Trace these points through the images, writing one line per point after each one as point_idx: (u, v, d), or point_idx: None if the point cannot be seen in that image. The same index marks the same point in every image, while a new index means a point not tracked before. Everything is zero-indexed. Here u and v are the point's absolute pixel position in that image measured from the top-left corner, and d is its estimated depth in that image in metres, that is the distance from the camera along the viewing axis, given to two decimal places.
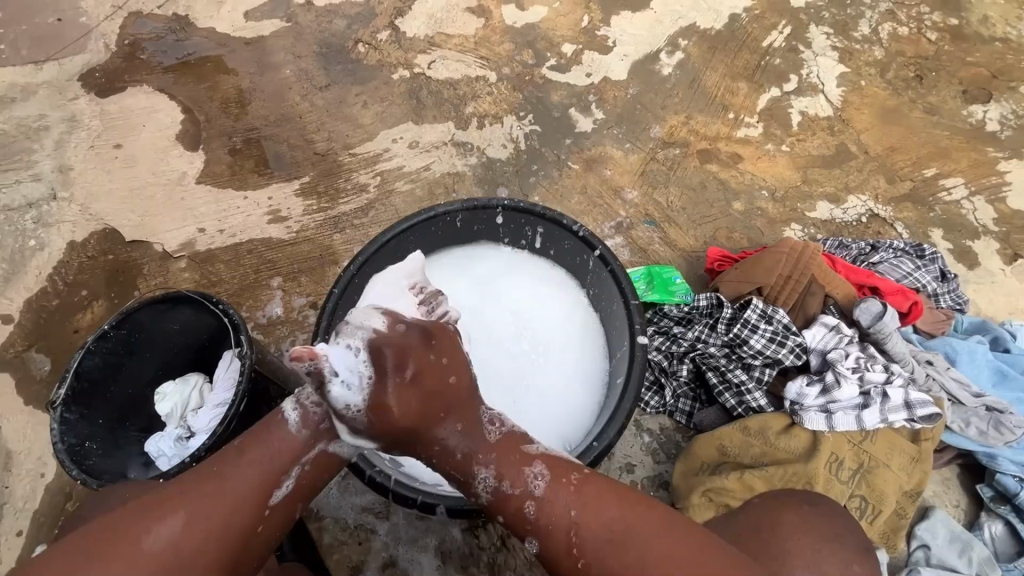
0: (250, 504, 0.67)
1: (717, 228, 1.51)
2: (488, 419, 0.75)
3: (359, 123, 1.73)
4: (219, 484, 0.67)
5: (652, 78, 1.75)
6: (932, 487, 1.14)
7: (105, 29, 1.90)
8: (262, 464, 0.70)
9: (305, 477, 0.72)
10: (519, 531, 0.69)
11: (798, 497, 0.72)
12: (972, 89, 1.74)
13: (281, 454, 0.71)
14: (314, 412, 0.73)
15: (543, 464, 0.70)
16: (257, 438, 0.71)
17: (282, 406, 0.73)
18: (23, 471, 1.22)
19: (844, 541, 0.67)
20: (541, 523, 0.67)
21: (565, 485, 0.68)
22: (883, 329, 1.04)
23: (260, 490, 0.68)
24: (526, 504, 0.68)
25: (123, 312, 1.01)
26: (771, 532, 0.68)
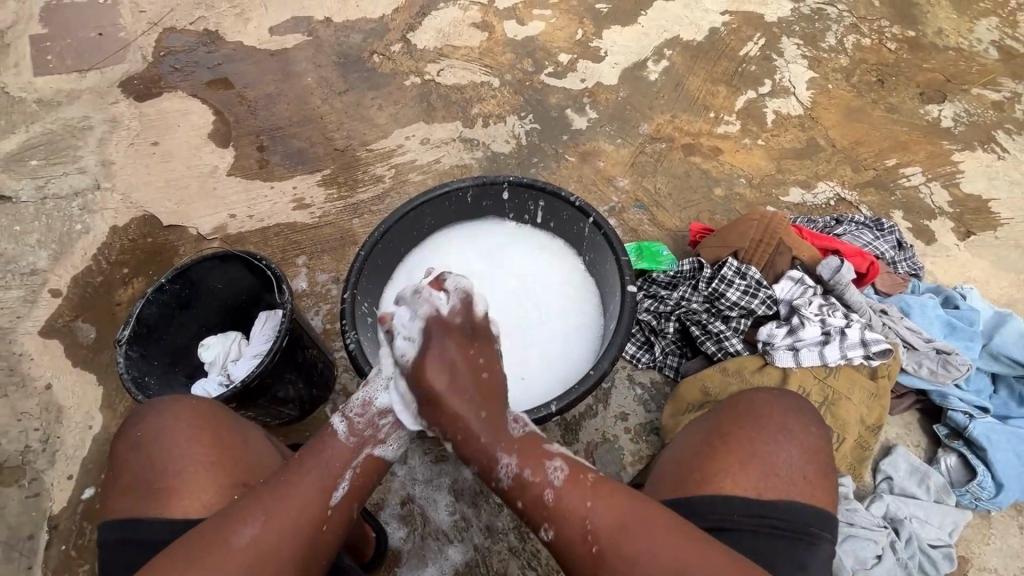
0: (316, 503, 0.76)
1: (701, 211, 1.67)
2: (549, 373, 0.88)
3: (375, 122, 1.90)
4: (285, 490, 0.76)
5: (640, 83, 1.94)
6: (895, 430, 1.26)
7: (143, 42, 2.09)
8: (315, 475, 0.78)
9: (357, 479, 0.81)
10: (538, 517, 0.77)
11: (767, 389, 0.90)
12: (928, 91, 1.93)
13: (336, 462, 0.80)
14: (359, 423, 0.84)
15: (584, 414, 0.83)
16: (313, 449, 0.80)
17: (331, 420, 0.84)
18: (73, 423, 1.35)
19: (806, 418, 0.86)
20: (568, 460, 0.79)
21: (583, 481, 0.77)
22: (842, 280, 1.21)
23: (322, 493, 0.77)
24: (559, 440, 0.81)
25: (178, 268, 1.15)
26: (749, 408, 0.87)
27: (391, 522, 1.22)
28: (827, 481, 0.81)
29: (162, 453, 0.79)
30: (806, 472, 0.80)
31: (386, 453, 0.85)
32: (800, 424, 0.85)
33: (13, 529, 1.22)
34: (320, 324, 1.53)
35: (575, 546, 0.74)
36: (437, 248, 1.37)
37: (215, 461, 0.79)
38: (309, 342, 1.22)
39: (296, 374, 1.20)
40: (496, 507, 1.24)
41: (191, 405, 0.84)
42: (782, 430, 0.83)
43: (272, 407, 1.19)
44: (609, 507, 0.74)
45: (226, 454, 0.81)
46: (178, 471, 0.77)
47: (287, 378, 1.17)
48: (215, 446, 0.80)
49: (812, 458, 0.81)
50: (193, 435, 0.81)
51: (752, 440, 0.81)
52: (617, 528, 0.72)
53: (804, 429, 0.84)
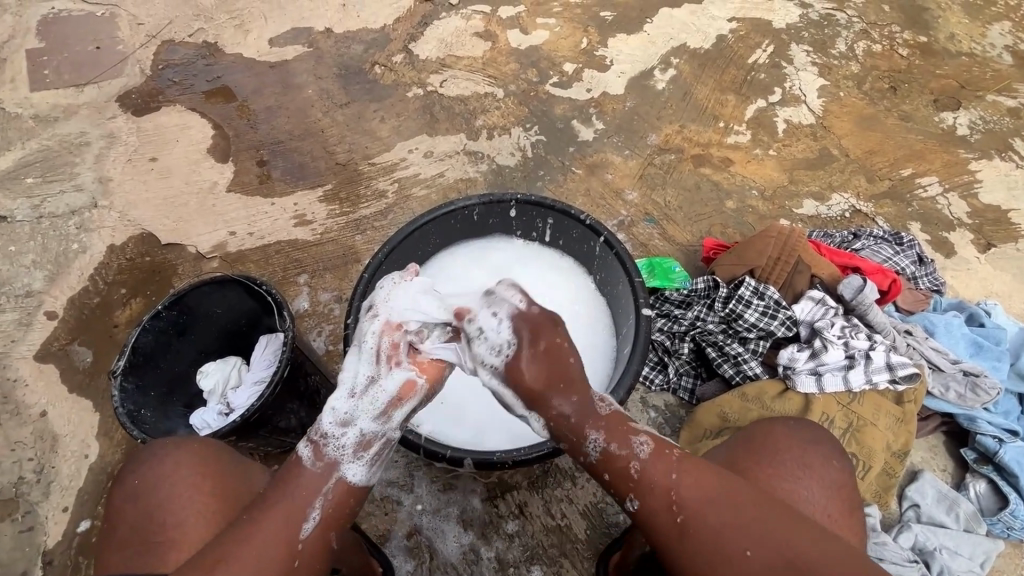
0: (277, 544, 0.71)
1: (712, 224, 1.63)
2: (600, 397, 0.80)
3: (377, 135, 1.86)
4: (245, 533, 0.71)
5: (648, 93, 1.90)
6: (920, 454, 1.22)
7: (141, 55, 2.06)
8: (283, 506, 0.74)
9: (327, 508, 0.76)
10: (622, 490, 0.75)
11: (783, 417, 0.84)
12: (942, 98, 1.88)
13: (303, 490, 0.75)
14: (326, 447, 0.78)
15: (647, 437, 0.77)
16: (280, 484, 0.76)
17: (296, 447, 0.79)
18: (69, 452, 1.31)
19: (826, 449, 0.80)
20: (643, 483, 0.74)
21: (667, 456, 0.75)
22: (865, 301, 1.17)
23: (290, 529, 0.72)
24: (631, 463, 0.75)
25: (176, 294, 1.12)
26: (765, 440, 0.81)
27: (398, 555, 1.17)
28: (852, 520, 0.77)
29: (161, 501, 0.76)
30: (827, 512, 0.76)
31: (357, 476, 0.79)
32: (821, 456, 0.79)
33: (6, 565, 1.18)
34: (323, 345, 1.49)
35: (659, 515, 0.72)
36: (443, 268, 1.33)
37: (213, 510, 0.77)
38: (311, 368, 1.17)
39: (298, 402, 1.16)
40: (507, 538, 1.19)
41: (194, 446, 0.82)
42: (802, 466, 0.78)
43: (273, 437, 1.14)
44: (696, 480, 0.72)
45: (225, 502, 0.78)
46: (176, 522, 0.75)
47: (289, 407, 1.13)
48: (216, 493, 0.78)
49: (834, 496, 0.77)
50: (193, 482, 0.78)
51: (769, 478, 0.77)
52: (707, 501, 0.70)
53: (826, 463, 0.79)
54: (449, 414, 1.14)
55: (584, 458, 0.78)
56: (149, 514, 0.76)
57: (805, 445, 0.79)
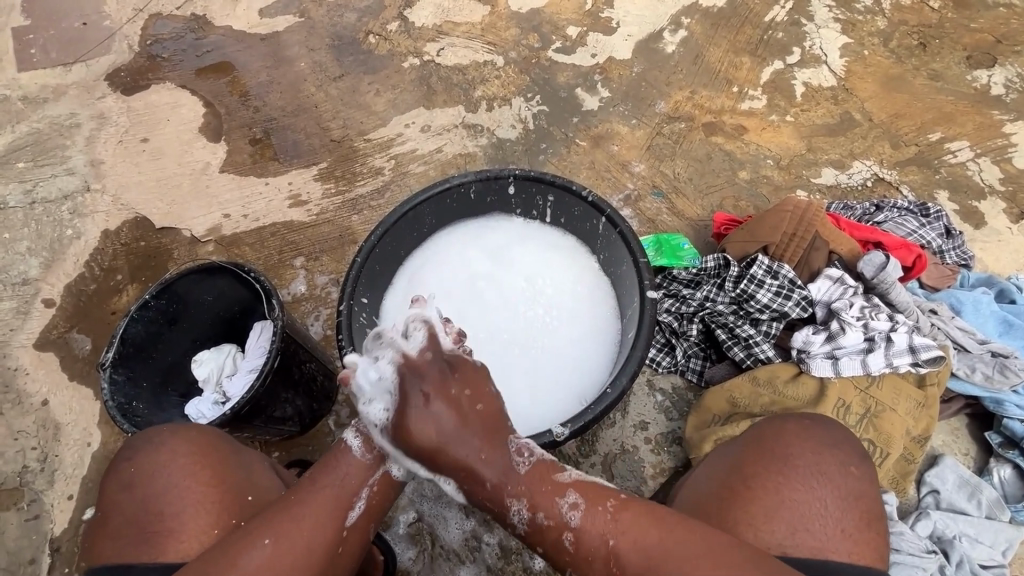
0: (330, 523, 0.70)
1: (724, 197, 1.55)
2: (517, 449, 0.72)
3: (372, 110, 1.79)
4: (297, 510, 0.70)
5: (656, 56, 1.78)
6: (941, 437, 1.16)
7: (129, 30, 1.98)
8: (333, 488, 0.73)
9: (374, 497, 0.75)
10: (563, 561, 0.70)
11: (797, 416, 0.81)
12: (976, 54, 1.75)
13: (350, 480, 0.74)
14: (373, 445, 0.75)
15: (576, 494, 0.70)
16: (327, 466, 0.74)
17: (345, 435, 0.77)
18: (71, 440, 1.31)
19: (845, 451, 0.76)
20: (580, 555, 0.68)
21: (602, 507, 0.68)
22: (886, 279, 1.09)
23: (337, 515, 0.71)
24: (564, 534, 0.68)
25: (163, 282, 1.08)
26: (776, 444, 0.77)
27: (400, 542, 1.16)
28: (874, 534, 0.71)
29: (158, 491, 0.75)
30: (842, 525, 0.71)
31: (399, 472, 0.76)
32: (837, 462, 0.75)
33: (14, 554, 1.20)
34: (321, 330, 1.46)
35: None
36: (440, 249, 1.28)
37: (214, 499, 0.75)
38: (305, 356, 1.14)
39: (293, 391, 1.13)
40: (509, 525, 1.18)
41: (194, 435, 0.80)
42: (815, 473, 0.74)
43: (270, 427, 1.12)
44: (636, 541, 0.66)
45: (227, 492, 0.76)
46: (176, 511, 0.73)
47: (284, 397, 1.11)
48: (215, 483, 0.76)
49: (850, 507, 0.72)
50: (191, 471, 0.76)
51: (777, 487, 0.72)
52: (646, 566, 0.64)
53: (841, 471, 0.74)
54: None
55: (513, 528, 0.71)
56: (147, 503, 0.74)
57: (819, 452, 0.75)
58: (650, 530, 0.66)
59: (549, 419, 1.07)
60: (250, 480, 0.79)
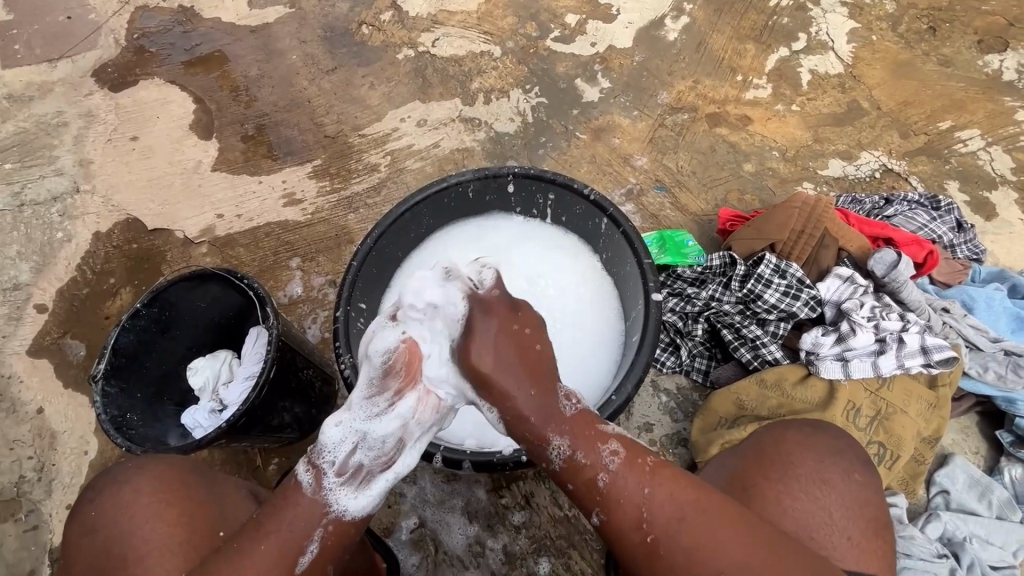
0: (273, 574, 0.65)
1: (729, 190, 1.51)
2: (564, 394, 0.74)
3: (367, 104, 1.74)
4: (230, 565, 0.65)
5: (658, 44, 1.73)
6: (951, 436, 1.15)
7: (114, 24, 1.92)
8: (278, 535, 0.67)
9: (328, 539, 0.69)
10: (589, 502, 0.69)
11: (798, 426, 0.79)
12: (987, 38, 1.69)
13: (299, 521, 0.68)
14: (328, 480, 0.70)
15: (617, 443, 0.70)
16: (276, 510, 0.68)
17: (295, 468, 0.71)
18: (68, 449, 1.29)
19: (841, 457, 0.75)
20: (611, 497, 0.67)
21: (642, 465, 0.68)
22: (898, 278, 1.06)
23: (284, 563, 0.66)
24: (599, 475, 0.68)
25: (154, 291, 1.05)
26: (776, 453, 0.75)
27: (402, 548, 1.15)
28: (877, 544, 0.69)
29: (123, 533, 0.72)
30: (849, 535, 0.69)
31: (353, 509, 0.70)
32: (838, 470, 0.73)
33: (13, 565, 1.19)
34: (318, 333, 1.43)
35: (627, 534, 0.66)
36: (439, 250, 1.24)
37: (182, 540, 0.72)
38: (303, 363, 1.12)
39: (291, 399, 1.11)
40: (513, 530, 1.16)
41: (158, 471, 0.78)
42: (817, 482, 0.72)
43: (268, 435, 1.10)
44: (671, 495, 0.65)
45: (196, 531, 0.73)
46: (139, 556, 0.70)
47: (282, 405, 1.08)
48: (180, 521, 0.73)
49: (855, 516, 0.70)
50: (158, 512, 0.74)
51: (779, 497, 0.70)
52: (677, 520, 0.64)
53: (845, 479, 0.72)
54: None
55: (546, 466, 0.72)
56: (115, 546, 0.72)
57: (821, 460, 0.73)
58: (691, 486, 0.66)
59: None
60: (218, 519, 0.77)
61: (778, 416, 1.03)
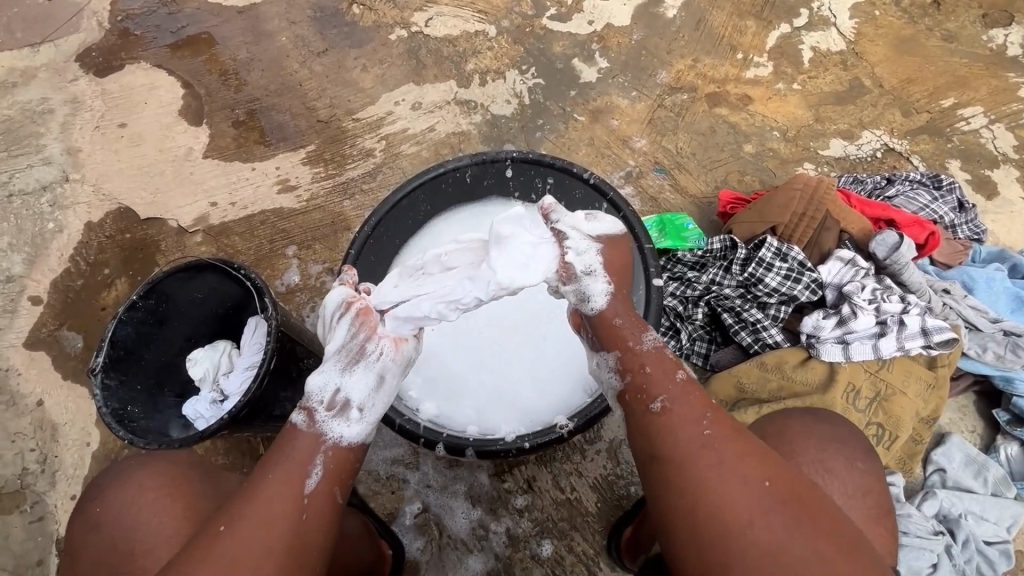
0: (287, 502, 0.67)
1: (729, 172, 1.49)
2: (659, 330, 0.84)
3: (360, 87, 1.70)
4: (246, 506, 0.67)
5: (657, 22, 1.69)
6: (948, 415, 1.16)
7: (97, 6, 1.86)
8: (283, 467, 0.70)
9: (328, 466, 0.72)
10: (654, 389, 0.76)
11: (797, 411, 0.82)
12: (992, 12, 1.66)
13: (302, 451, 0.72)
14: (319, 418, 0.74)
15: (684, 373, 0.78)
16: (280, 449, 0.72)
17: (292, 416, 0.75)
18: (70, 440, 1.29)
19: (843, 442, 0.78)
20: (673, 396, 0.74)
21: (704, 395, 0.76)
22: (900, 260, 1.05)
23: (293, 487, 0.68)
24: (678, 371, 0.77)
25: (149, 282, 1.04)
26: (779, 439, 0.78)
27: (407, 533, 1.17)
28: (880, 525, 0.75)
29: (128, 527, 0.77)
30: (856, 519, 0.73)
31: (349, 434, 0.75)
32: (843, 458, 0.77)
33: (21, 556, 1.20)
34: (317, 322, 1.42)
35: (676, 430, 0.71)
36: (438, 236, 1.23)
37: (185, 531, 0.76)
38: (303, 353, 1.12)
39: (292, 388, 1.10)
40: (516, 514, 1.18)
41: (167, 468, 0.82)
42: (819, 470, 0.75)
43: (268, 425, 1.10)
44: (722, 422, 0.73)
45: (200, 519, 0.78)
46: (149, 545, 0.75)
47: (283, 396, 1.08)
48: (186, 515, 0.77)
49: (857, 502, 0.74)
50: (163, 504, 0.78)
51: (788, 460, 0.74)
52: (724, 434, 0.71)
53: (846, 466, 0.76)
54: (453, 392, 1.09)
55: (629, 349, 0.80)
56: (121, 542, 0.76)
57: (821, 448, 0.76)
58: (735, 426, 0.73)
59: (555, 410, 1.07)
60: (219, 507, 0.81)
61: (779, 399, 1.03)
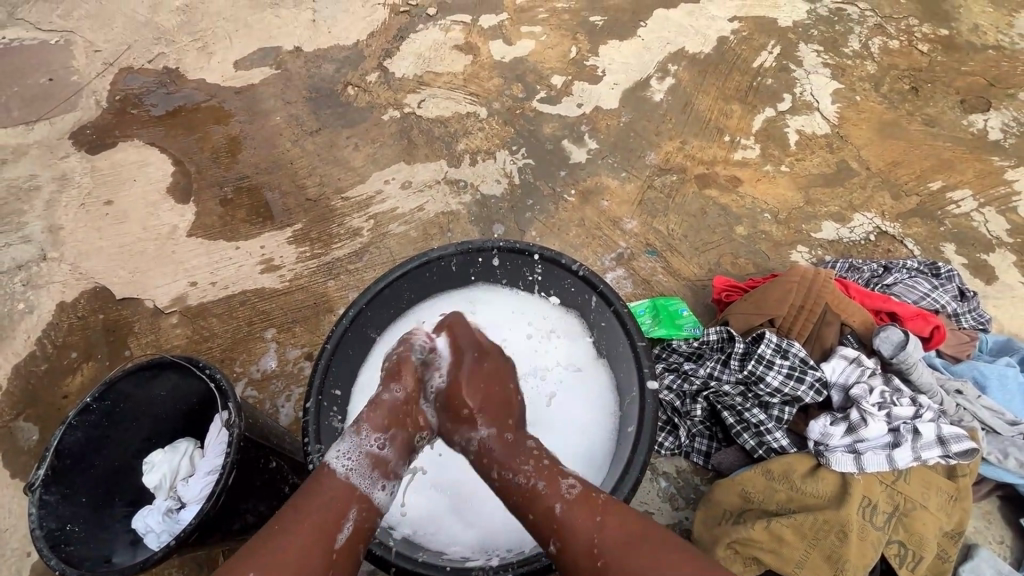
0: (323, 542, 0.75)
1: (722, 255, 1.47)
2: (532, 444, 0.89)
3: (350, 165, 1.69)
4: (289, 534, 0.74)
5: (644, 106, 1.73)
6: (973, 524, 1.06)
7: (97, 85, 1.86)
8: (317, 515, 0.77)
9: (359, 520, 0.80)
10: (546, 530, 0.78)
11: None
12: (970, 98, 1.72)
13: (335, 504, 0.79)
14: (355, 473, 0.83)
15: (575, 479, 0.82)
16: (310, 494, 0.80)
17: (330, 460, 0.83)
18: (9, 551, 1.20)
19: None
20: (565, 520, 0.77)
21: (593, 500, 0.78)
22: (907, 359, 1.00)
23: (327, 533, 0.76)
24: (555, 503, 0.79)
25: (105, 383, 0.96)
26: None
27: None
28: None
29: None
30: None
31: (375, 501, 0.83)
32: None
33: None
34: (292, 412, 1.36)
35: (579, 561, 0.74)
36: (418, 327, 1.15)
37: None
38: (268, 456, 1.02)
39: (256, 498, 1.01)
40: None
41: None
42: None
43: (226, 540, 1.00)
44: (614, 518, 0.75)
45: None
46: None
47: (244, 507, 0.98)
48: None
49: None
50: None
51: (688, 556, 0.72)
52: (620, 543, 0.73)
53: None
54: (435, 497, 0.99)
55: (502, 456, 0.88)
56: None
57: None
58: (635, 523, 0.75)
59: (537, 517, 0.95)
60: None
61: (787, 512, 0.94)
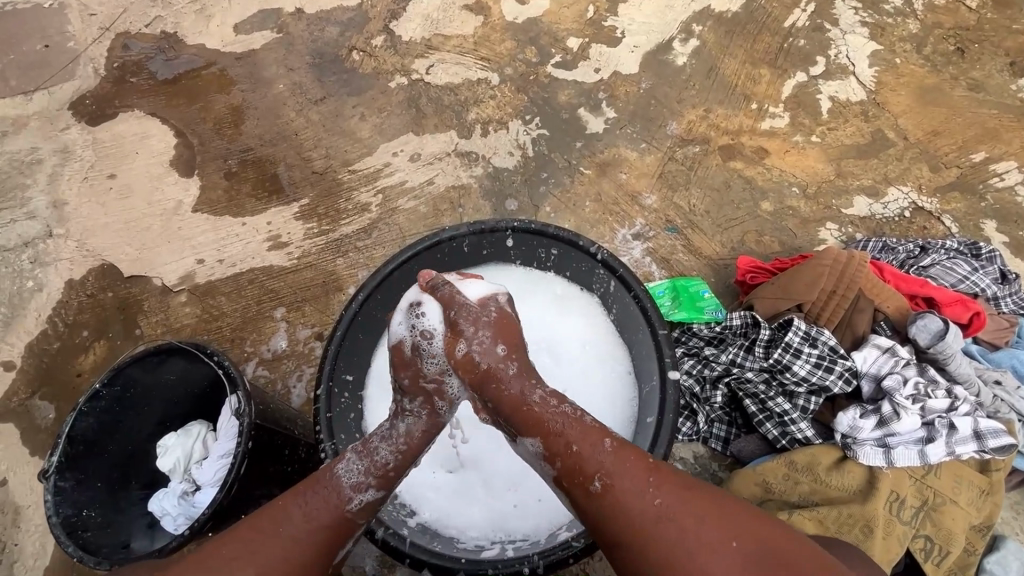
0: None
1: (746, 232, 1.40)
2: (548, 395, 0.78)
3: (357, 137, 1.62)
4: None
5: (666, 71, 1.62)
6: (1000, 515, 1.03)
7: (94, 52, 1.79)
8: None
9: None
10: (581, 488, 0.70)
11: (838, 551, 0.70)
12: (1020, 60, 1.59)
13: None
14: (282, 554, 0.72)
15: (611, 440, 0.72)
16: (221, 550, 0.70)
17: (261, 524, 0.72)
18: (33, 526, 1.22)
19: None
20: (606, 486, 0.68)
21: (638, 461, 0.70)
22: (945, 349, 0.94)
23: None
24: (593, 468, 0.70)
25: (114, 368, 0.94)
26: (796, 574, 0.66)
27: None
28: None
29: None
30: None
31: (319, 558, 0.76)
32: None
33: None
34: (304, 393, 1.35)
35: (621, 525, 0.66)
36: None
37: None
38: (284, 442, 1.02)
39: (269, 484, 1.01)
40: None
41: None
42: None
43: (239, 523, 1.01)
44: (668, 489, 0.67)
45: None
46: None
47: (259, 493, 0.98)
48: None
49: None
50: None
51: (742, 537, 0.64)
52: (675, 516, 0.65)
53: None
54: (450, 484, 0.97)
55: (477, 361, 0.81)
56: None
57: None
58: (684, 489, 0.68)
59: (544, 507, 0.94)
60: None
61: (811, 505, 0.92)
